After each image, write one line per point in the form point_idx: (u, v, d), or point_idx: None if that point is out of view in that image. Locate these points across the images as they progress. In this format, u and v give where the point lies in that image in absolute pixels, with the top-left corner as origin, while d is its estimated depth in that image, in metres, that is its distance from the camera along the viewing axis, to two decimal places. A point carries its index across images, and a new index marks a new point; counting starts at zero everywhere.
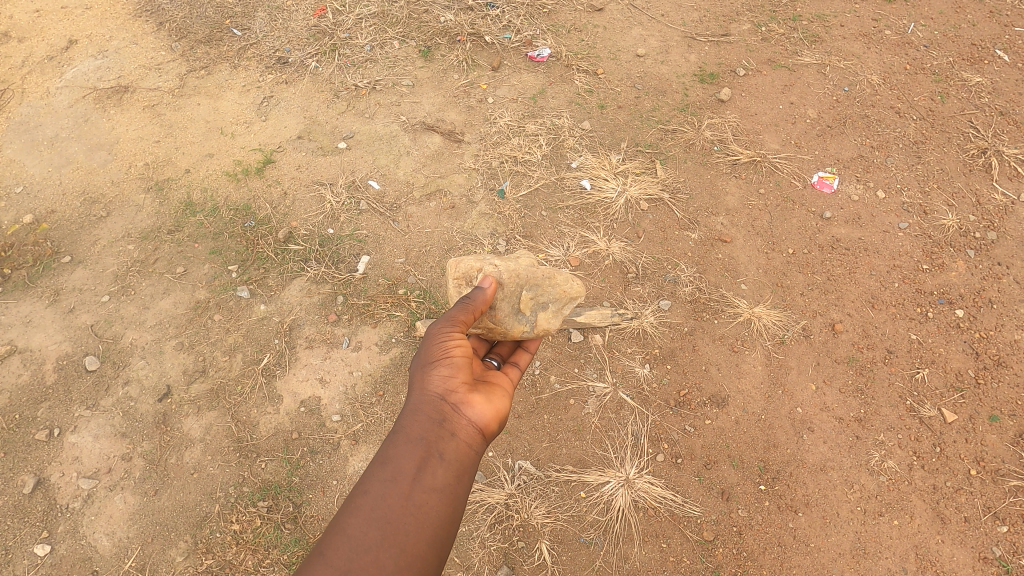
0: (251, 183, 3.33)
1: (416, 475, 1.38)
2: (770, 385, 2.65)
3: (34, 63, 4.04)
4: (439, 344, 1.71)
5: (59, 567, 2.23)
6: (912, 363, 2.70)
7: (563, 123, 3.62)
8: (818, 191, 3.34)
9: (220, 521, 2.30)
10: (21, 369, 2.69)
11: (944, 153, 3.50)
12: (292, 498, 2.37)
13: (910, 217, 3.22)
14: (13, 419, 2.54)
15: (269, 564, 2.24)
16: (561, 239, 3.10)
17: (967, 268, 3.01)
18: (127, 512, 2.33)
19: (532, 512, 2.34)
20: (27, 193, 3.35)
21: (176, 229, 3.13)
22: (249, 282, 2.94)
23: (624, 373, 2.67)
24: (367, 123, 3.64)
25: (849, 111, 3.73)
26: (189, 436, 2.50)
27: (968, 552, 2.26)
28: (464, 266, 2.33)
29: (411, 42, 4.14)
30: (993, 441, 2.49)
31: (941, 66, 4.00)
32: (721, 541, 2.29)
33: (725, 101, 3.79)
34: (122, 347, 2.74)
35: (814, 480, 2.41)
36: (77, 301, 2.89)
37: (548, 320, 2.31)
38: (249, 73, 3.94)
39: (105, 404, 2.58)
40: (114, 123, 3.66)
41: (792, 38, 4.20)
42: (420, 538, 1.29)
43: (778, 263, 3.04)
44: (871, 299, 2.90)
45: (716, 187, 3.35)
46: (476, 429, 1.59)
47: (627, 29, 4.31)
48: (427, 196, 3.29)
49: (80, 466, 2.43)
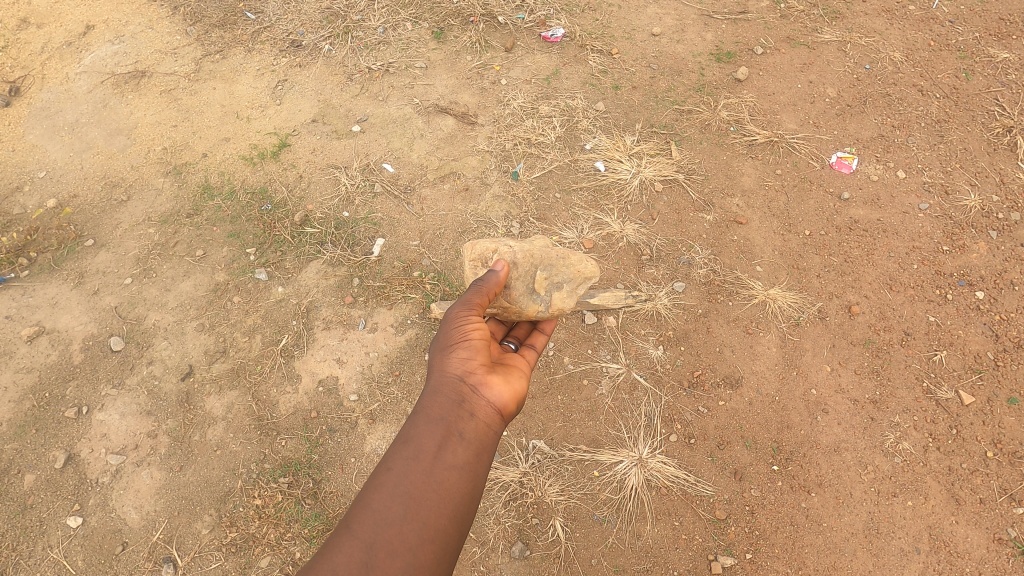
0: (267, 166, 3.36)
1: (437, 453, 1.41)
2: (784, 366, 2.64)
3: (53, 49, 4.09)
4: (457, 328, 1.72)
5: (90, 539, 2.31)
6: (930, 345, 2.68)
7: (577, 104, 3.59)
8: (837, 172, 3.29)
9: (243, 496, 2.37)
10: (48, 349, 2.77)
11: (968, 132, 3.42)
12: (312, 474, 2.44)
13: (931, 197, 3.16)
14: (43, 398, 2.63)
15: (291, 537, 2.30)
16: (574, 222, 3.10)
17: (989, 250, 2.95)
18: (153, 487, 2.41)
19: (546, 490, 2.38)
20: (50, 178, 3.41)
21: (195, 212, 3.18)
22: (266, 265, 2.98)
23: (637, 355, 2.69)
24: (380, 106, 3.64)
25: (870, 90, 3.65)
26: (211, 414, 2.57)
27: (982, 532, 2.26)
28: (480, 248, 2.33)
29: (424, 23, 4.12)
30: (1011, 423, 2.47)
31: (966, 42, 3.89)
32: (734, 520, 2.32)
33: (742, 80, 3.73)
34: (145, 328, 2.81)
35: (827, 460, 2.42)
36: (100, 283, 2.96)
37: (562, 300, 2.29)
38: (264, 57, 3.96)
39: (130, 383, 2.65)
40: (133, 108, 3.70)
41: (812, 15, 4.10)
42: (442, 513, 1.32)
43: (795, 244, 3.02)
44: (889, 281, 2.87)
45: (732, 168, 3.32)
46: (495, 410, 1.62)
47: (643, 8, 4.25)
48: (441, 178, 3.30)
49: (108, 442, 2.52)
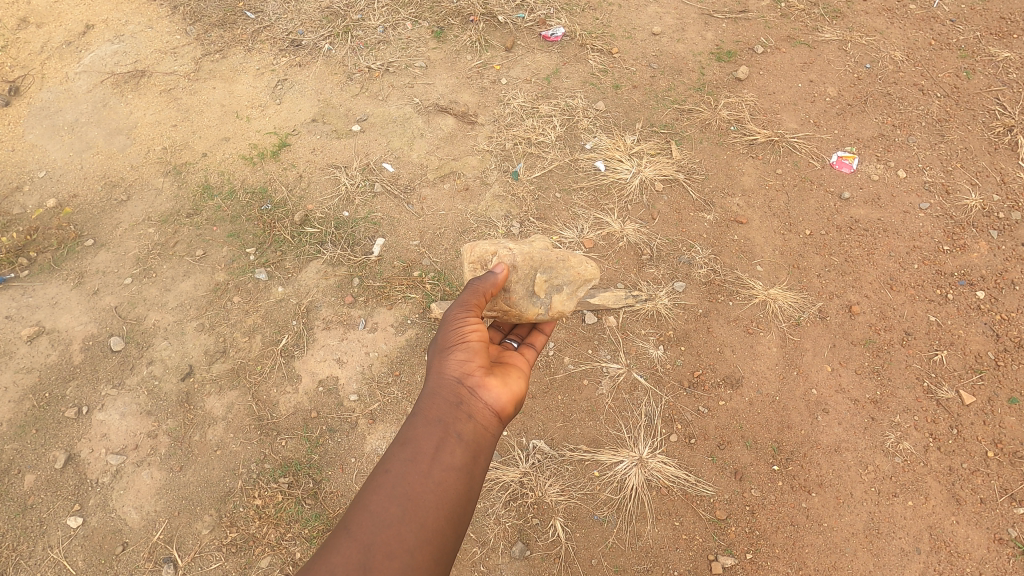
0: (267, 166, 3.36)
1: (435, 454, 1.41)
2: (784, 366, 2.64)
3: (53, 49, 4.09)
4: (455, 329, 1.72)
5: (90, 539, 2.31)
6: (931, 345, 2.67)
7: (577, 104, 3.58)
8: (838, 171, 3.29)
9: (243, 496, 2.37)
10: (48, 349, 2.77)
11: (968, 132, 3.42)
12: (312, 474, 2.44)
13: (931, 197, 3.16)
14: (43, 398, 2.63)
15: (291, 537, 2.30)
16: (574, 221, 3.09)
17: (990, 249, 2.95)
18: (153, 486, 2.41)
19: (546, 490, 2.38)
20: (50, 178, 3.41)
21: (196, 212, 3.18)
22: (267, 265, 2.98)
23: (637, 355, 2.68)
24: (380, 106, 3.63)
25: (871, 89, 3.65)
26: (211, 414, 2.57)
27: (982, 533, 2.26)
28: (479, 250, 2.32)
29: (424, 23, 4.11)
30: (1012, 423, 2.47)
31: (967, 41, 3.89)
32: (734, 519, 2.32)
33: (743, 79, 3.72)
34: (145, 328, 2.81)
35: (827, 460, 2.42)
36: (100, 283, 2.96)
37: (562, 303, 2.27)
38: (263, 56, 3.95)
39: (130, 383, 2.65)
40: (133, 107, 3.70)
41: (813, 14, 4.10)
42: (439, 515, 1.32)
43: (795, 244, 3.01)
44: (890, 281, 2.87)
45: (732, 167, 3.31)
46: (493, 412, 1.61)
47: (643, 7, 4.24)
48: (441, 178, 3.29)
49: (109, 442, 2.52)
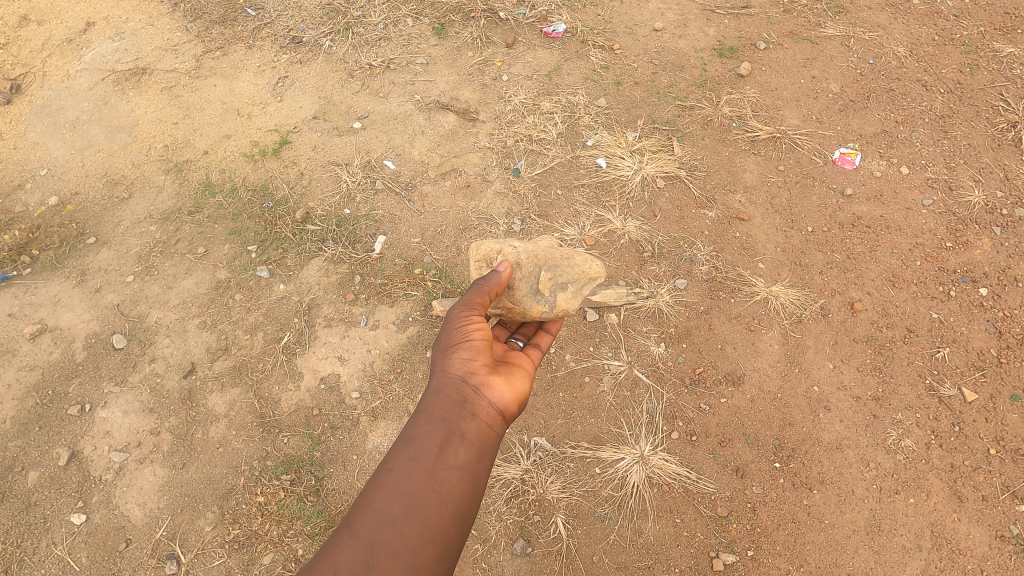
0: (268, 164, 3.36)
1: (438, 453, 1.41)
2: (786, 363, 2.64)
3: (54, 46, 4.08)
4: (459, 328, 1.72)
5: (94, 535, 2.33)
6: (933, 342, 2.67)
7: (578, 100, 3.57)
8: (840, 168, 3.27)
9: (246, 493, 2.38)
10: (51, 347, 2.78)
11: (972, 127, 3.40)
12: (314, 472, 2.44)
13: (934, 193, 3.15)
14: (46, 395, 2.64)
15: (293, 535, 2.31)
16: (575, 219, 3.09)
17: (993, 246, 2.94)
18: (156, 484, 2.42)
19: (547, 487, 2.39)
20: (52, 176, 3.41)
21: (197, 210, 3.18)
22: (268, 262, 2.99)
23: (638, 352, 2.68)
24: (381, 103, 3.63)
25: (874, 85, 3.63)
26: (213, 412, 2.57)
27: (984, 530, 2.25)
28: (485, 249, 2.32)
29: (425, 19, 4.10)
30: (1014, 420, 2.46)
31: (972, 37, 3.87)
32: (735, 517, 2.32)
33: (745, 75, 3.71)
34: (147, 325, 2.82)
35: (829, 457, 2.42)
36: (103, 281, 2.96)
37: (568, 301, 2.25)
38: (264, 53, 3.94)
39: (133, 380, 2.66)
40: (134, 105, 3.70)
41: (815, 10, 4.08)
42: (443, 513, 1.32)
43: (797, 241, 3.01)
44: (893, 278, 2.86)
45: (734, 164, 3.30)
46: (497, 411, 1.62)
47: (645, 2, 4.22)
48: (442, 175, 3.29)
49: (111, 440, 2.52)
